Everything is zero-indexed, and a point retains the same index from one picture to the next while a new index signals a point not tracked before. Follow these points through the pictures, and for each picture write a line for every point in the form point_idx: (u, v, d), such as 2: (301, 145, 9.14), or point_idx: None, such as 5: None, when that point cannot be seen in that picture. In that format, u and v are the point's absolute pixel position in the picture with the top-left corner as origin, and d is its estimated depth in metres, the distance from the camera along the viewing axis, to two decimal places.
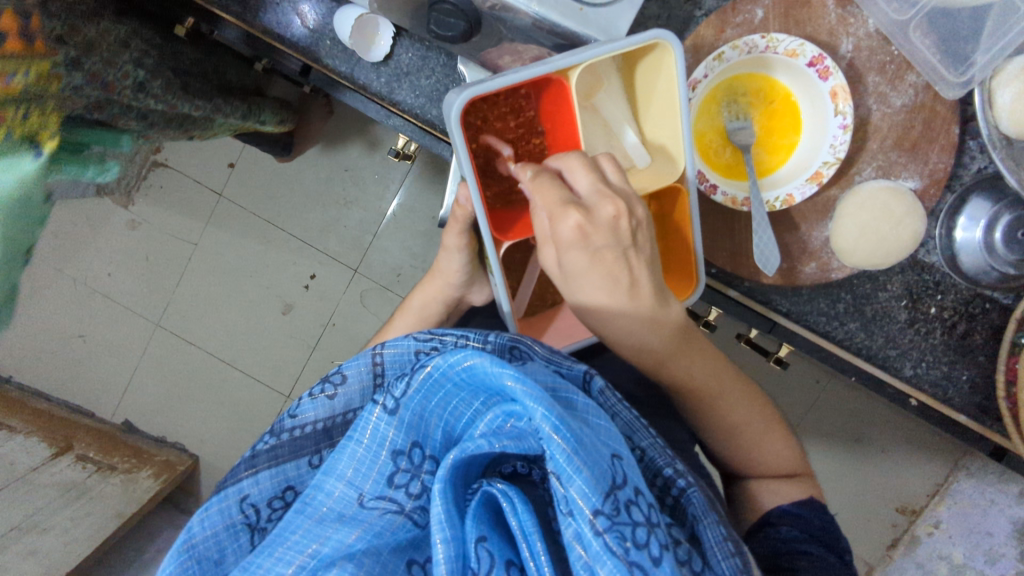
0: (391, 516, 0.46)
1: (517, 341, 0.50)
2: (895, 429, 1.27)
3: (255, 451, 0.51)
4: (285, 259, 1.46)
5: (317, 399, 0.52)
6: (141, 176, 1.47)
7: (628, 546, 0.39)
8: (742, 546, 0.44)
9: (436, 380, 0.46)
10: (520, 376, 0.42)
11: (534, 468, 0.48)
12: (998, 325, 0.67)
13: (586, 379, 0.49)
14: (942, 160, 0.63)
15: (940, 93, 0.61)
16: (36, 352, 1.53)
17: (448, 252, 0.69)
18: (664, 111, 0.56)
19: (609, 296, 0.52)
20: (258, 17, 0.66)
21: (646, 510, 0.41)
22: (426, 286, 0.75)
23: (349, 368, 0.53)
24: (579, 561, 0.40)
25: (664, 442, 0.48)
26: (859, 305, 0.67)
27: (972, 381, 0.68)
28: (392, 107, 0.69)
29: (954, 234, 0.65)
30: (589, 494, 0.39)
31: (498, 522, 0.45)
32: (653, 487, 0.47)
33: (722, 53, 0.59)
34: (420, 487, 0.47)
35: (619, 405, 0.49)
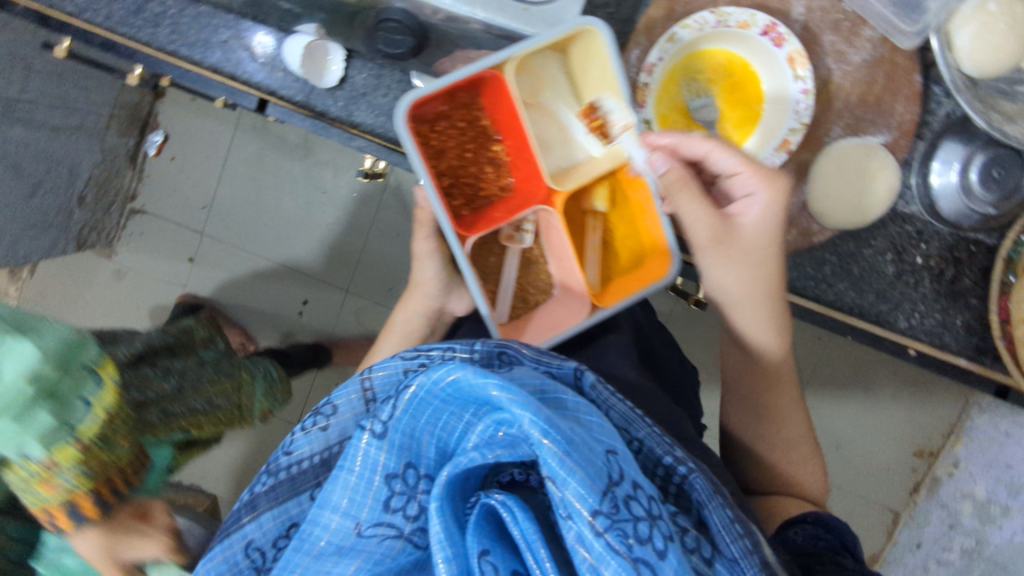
0: (391, 542, 0.46)
1: (504, 346, 0.50)
2: (903, 376, 1.27)
3: (254, 493, 0.51)
4: (276, 289, 1.46)
5: (310, 433, 0.52)
6: (121, 226, 1.47)
7: (631, 543, 0.39)
8: (752, 527, 0.43)
9: (423, 399, 0.45)
10: (504, 384, 0.42)
11: (532, 474, 0.48)
12: (985, 266, 0.67)
13: (577, 374, 0.49)
14: (908, 111, 0.62)
15: (897, 45, 0.61)
16: None
17: (422, 260, 0.69)
18: (607, 96, 0.58)
19: (749, 261, 0.59)
20: (207, 58, 0.65)
21: (646, 502, 0.40)
22: (407, 301, 0.74)
23: (339, 398, 0.52)
24: (584, 563, 0.40)
25: (662, 430, 0.47)
26: (846, 264, 0.67)
27: (967, 325, 0.68)
28: (354, 130, 0.68)
29: (930, 181, 0.64)
30: (586, 495, 0.39)
31: (501, 532, 0.45)
32: (656, 476, 0.47)
33: (674, 33, 0.58)
34: (417, 508, 0.46)
35: (613, 398, 0.48)
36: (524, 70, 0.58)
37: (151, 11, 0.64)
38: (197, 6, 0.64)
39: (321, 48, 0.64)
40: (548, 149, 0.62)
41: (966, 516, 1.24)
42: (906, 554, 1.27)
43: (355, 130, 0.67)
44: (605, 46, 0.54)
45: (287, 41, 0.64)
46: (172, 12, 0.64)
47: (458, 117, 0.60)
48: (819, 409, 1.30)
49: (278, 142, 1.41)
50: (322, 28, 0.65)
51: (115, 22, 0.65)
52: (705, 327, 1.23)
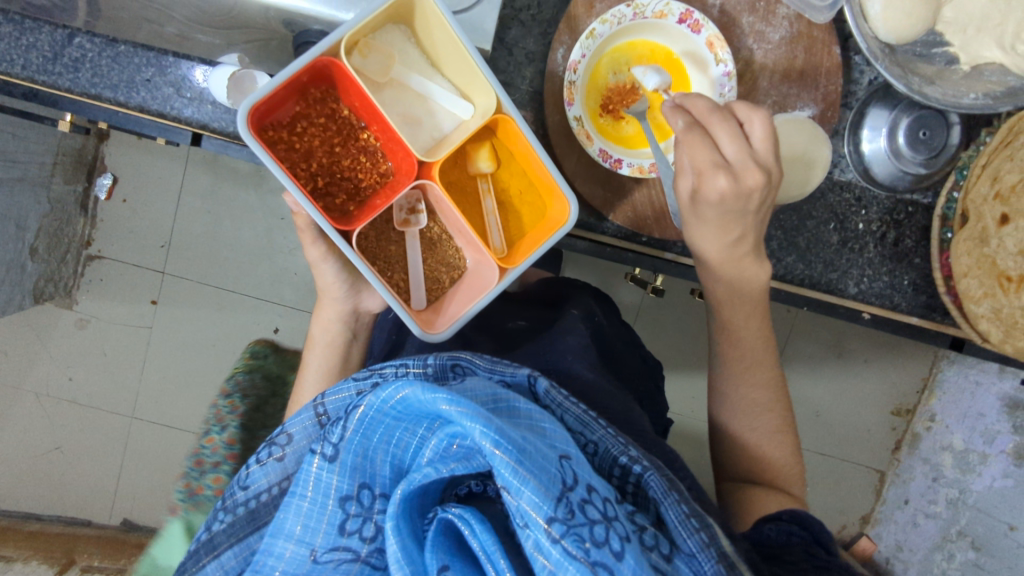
0: (348, 566, 0.45)
1: (457, 358, 0.50)
2: (872, 338, 1.29)
3: (212, 532, 0.50)
4: (243, 321, 1.44)
5: (266, 464, 0.51)
6: (78, 274, 1.43)
7: (588, 547, 0.39)
8: (709, 520, 0.43)
9: (374, 418, 0.45)
10: (454, 398, 0.41)
11: (490, 484, 0.48)
12: (925, 224, 0.69)
13: (531, 382, 0.50)
14: (832, 82, 0.64)
15: (812, 20, 0.62)
16: (16, 475, 1.48)
17: (319, 266, 0.68)
18: (455, 59, 0.56)
19: (711, 240, 0.59)
20: (132, 98, 0.64)
21: (601, 505, 0.41)
22: (319, 311, 0.73)
23: (293, 426, 0.51)
24: (543, 571, 0.40)
25: (616, 431, 0.48)
26: (791, 238, 0.69)
27: (915, 284, 0.70)
28: None
29: (861, 148, 0.66)
30: (540, 502, 0.39)
31: (461, 545, 0.44)
32: (614, 477, 0.47)
33: (594, 30, 0.59)
34: (373, 529, 0.46)
35: (567, 401, 0.49)
36: (364, 48, 0.55)
37: (69, 56, 0.63)
38: (117, 47, 0.63)
39: (247, 77, 0.63)
40: (417, 124, 0.59)
41: (948, 469, 1.21)
42: (895, 512, 1.29)
43: None
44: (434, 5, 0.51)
45: (213, 70, 0.63)
46: (92, 56, 0.63)
47: (316, 114, 0.60)
48: (796, 380, 1.32)
49: (231, 173, 1.40)
50: (247, 57, 0.65)
51: (33, 71, 0.63)
52: (675, 313, 1.24)
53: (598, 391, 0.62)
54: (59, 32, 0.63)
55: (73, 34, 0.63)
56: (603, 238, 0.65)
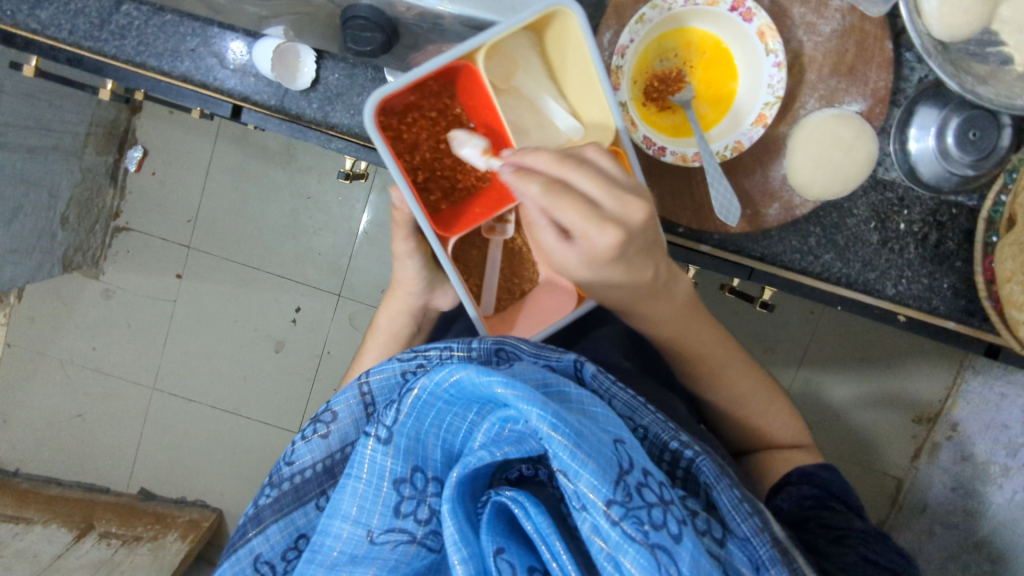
0: (404, 547, 0.46)
1: (503, 342, 0.49)
2: (897, 343, 1.28)
3: (258, 507, 0.50)
4: (266, 298, 1.45)
5: (311, 441, 0.52)
6: (106, 245, 1.45)
7: (647, 530, 0.39)
8: (762, 505, 0.44)
9: (427, 401, 0.45)
10: (509, 381, 0.41)
11: (540, 468, 0.48)
12: (968, 227, 0.67)
13: (577, 366, 0.49)
14: (882, 78, 0.62)
15: (866, 13, 0.61)
16: (39, 439, 1.51)
17: (400, 260, 0.68)
18: (584, 77, 0.56)
19: (603, 284, 0.52)
20: (176, 68, 0.65)
21: (658, 489, 0.41)
22: (389, 303, 0.74)
23: (338, 404, 0.52)
24: (601, 554, 0.40)
25: (666, 416, 0.47)
26: (830, 235, 0.67)
27: (954, 288, 0.68)
28: (331, 131, 0.68)
29: (908, 147, 0.65)
30: (599, 484, 0.40)
31: (515, 528, 0.45)
32: (663, 462, 0.48)
33: (643, 15, 0.58)
34: (428, 511, 0.47)
35: (615, 387, 0.48)
36: (496, 54, 0.55)
37: (116, 23, 0.64)
38: (163, 16, 0.64)
39: (291, 51, 0.63)
40: (525, 134, 0.59)
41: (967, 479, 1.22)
42: (911, 520, 1.27)
43: (332, 131, 0.67)
44: (581, 29, 0.52)
45: (258, 44, 0.64)
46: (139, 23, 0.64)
47: (429, 106, 0.58)
48: (817, 382, 1.30)
49: (259, 151, 1.40)
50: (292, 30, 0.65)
51: (80, 37, 0.64)
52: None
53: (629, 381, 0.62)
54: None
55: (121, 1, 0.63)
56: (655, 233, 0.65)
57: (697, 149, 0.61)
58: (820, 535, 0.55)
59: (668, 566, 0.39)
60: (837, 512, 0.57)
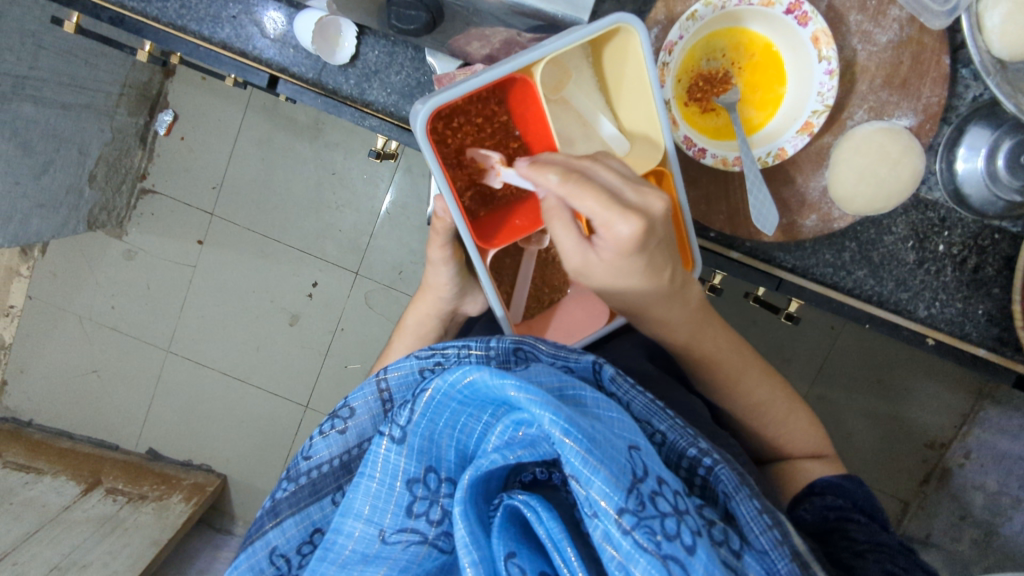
0: (416, 548, 0.46)
1: (521, 341, 0.49)
2: (916, 365, 1.25)
3: (275, 500, 0.50)
4: (284, 271, 1.46)
5: (329, 436, 0.51)
6: (131, 207, 1.46)
7: (659, 540, 0.38)
8: (780, 516, 0.43)
9: (441, 402, 0.44)
10: (522, 384, 0.41)
11: (554, 472, 0.48)
12: (1009, 253, 0.65)
13: (596, 368, 0.49)
14: (935, 94, 0.61)
15: (925, 25, 0.59)
16: (53, 392, 1.54)
17: (434, 266, 0.67)
18: (638, 95, 0.56)
19: (628, 281, 0.52)
20: (216, 34, 0.64)
21: (672, 498, 0.40)
22: (418, 304, 0.74)
23: (356, 400, 0.51)
24: (612, 563, 0.39)
25: (684, 421, 0.47)
26: (865, 251, 0.66)
27: (989, 315, 0.67)
28: (366, 109, 0.67)
29: (955, 166, 0.63)
30: (610, 493, 0.39)
31: (527, 533, 0.44)
32: (681, 468, 0.47)
33: (695, 11, 0.56)
34: (440, 512, 0.46)
35: (634, 390, 0.48)
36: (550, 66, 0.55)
37: None
38: None
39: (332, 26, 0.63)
40: (571, 147, 0.58)
41: (977, 507, 1.21)
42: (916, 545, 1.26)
43: (367, 109, 0.67)
44: (641, 48, 0.51)
45: (299, 16, 0.63)
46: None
47: (476, 112, 0.58)
48: (832, 399, 1.28)
49: (288, 123, 1.40)
50: None
51: None
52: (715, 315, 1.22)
53: None
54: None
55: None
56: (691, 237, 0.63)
57: (737, 154, 0.60)
58: (843, 547, 0.54)
59: None
60: (862, 525, 0.55)
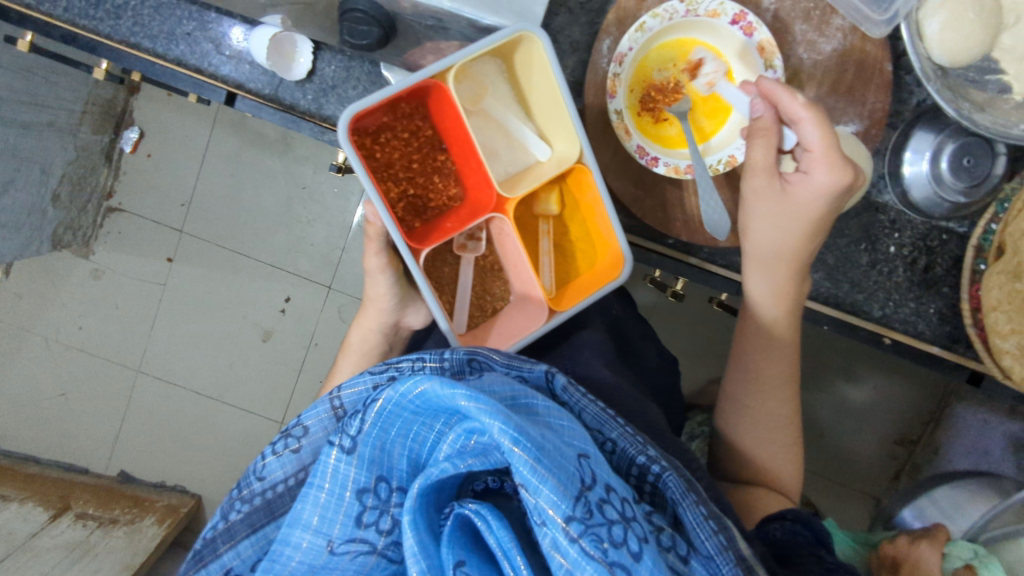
0: (363, 558, 0.45)
1: (474, 353, 0.50)
2: (883, 364, 1.28)
3: (229, 522, 0.50)
4: (256, 287, 1.44)
5: (282, 456, 0.51)
6: (97, 225, 1.44)
7: (606, 547, 0.39)
8: (727, 521, 0.44)
9: (392, 412, 0.44)
10: (472, 393, 0.41)
11: (506, 480, 0.48)
12: (957, 253, 0.67)
13: (548, 377, 0.49)
14: (880, 100, 0.62)
15: (867, 33, 0.60)
16: (19, 417, 1.50)
17: (373, 275, 0.69)
18: (548, 101, 0.58)
19: (797, 226, 0.59)
20: (170, 51, 0.64)
21: (619, 505, 0.41)
22: (361, 320, 0.74)
23: (309, 418, 0.51)
24: (560, 569, 0.40)
25: (634, 429, 0.47)
26: (819, 255, 0.68)
27: (940, 314, 0.68)
28: (324, 124, 0.67)
29: (902, 171, 0.64)
30: (558, 501, 0.40)
31: (477, 542, 0.44)
32: (631, 476, 0.47)
33: (644, 23, 0.58)
34: (390, 522, 0.46)
35: (585, 399, 0.48)
36: (462, 77, 0.58)
37: (112, 3, 0.63)
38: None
39: (287, 41, 0.62)
40: (495, 157, 0.62)
41: None
42: None
43: (325, 124, 0.66)
44: (545, 56, 0.54)
45: (255, 30, 0.63)
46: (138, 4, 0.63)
47: (401, 128, 0.61)
48: (803, 399, 1.30)
49: (257, 138, 1.40)
50: (290, 19, 0.64)
51: (75, 14, 0.63)
52: (687, 320, 1.24)
53: (613, 391, 0.62)
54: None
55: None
56: (653, 245, 0.65)
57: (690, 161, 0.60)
58: (812, 561, 0.53)
59: None
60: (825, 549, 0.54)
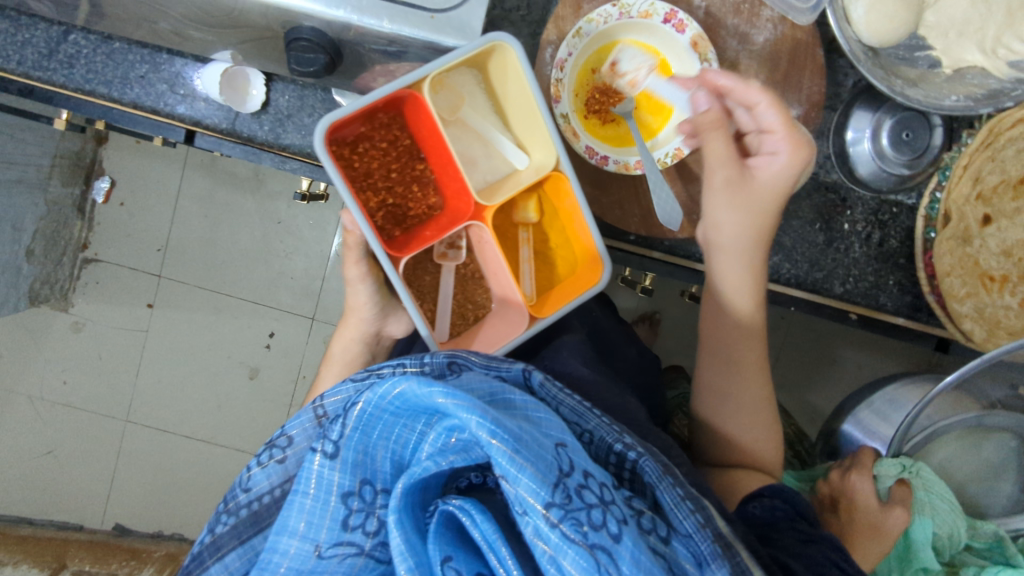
0: (352, 559, 0.46)
1: (454, 355, 0.50)
2: (864, 344, 1.30)
3: (216, 534, 0.50)
4: (238, 325, 1.44)
5: (267, 467, 0.51)
6: (74, 277, 1.44)
7: (586, 530, 0.40)
8: (704, 501, 0.45)
9: (372, 414, 0.45)
10: (450, 391, 0.42)
11: (489, 476, 0.49)
12: (909, 225, 0.70)
13: (526, 375, 0.50)
14: (815, 84, 0.65)
15: (795, 21, 0.63)
16: (8, 478, 1.48)
17: (353, 285, 0.70)
18: (523, 107, 0.61)
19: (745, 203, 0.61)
20: (126, 95, 0.65)
21: (598, 490, 0.42)
22: (342, 330, 0.74)
23: (293, 429, 0.52)
24: (543, 556, 0.41)
25: (611, 419, 0.48)
26: (777, 238, 0.69)
27: (900, 284, 0.70)
28: (283, 152, 0.68)
29: (846, 150, 0.67)
30: (537, 490, 0.40)
31: (463, 537, 0.45)
32: (610, 464, 0.49)
33: (580, 29, 0.60)
34: (376, 523, 0.47)
35: (562, 394, 0.49)
36: (441, 88, 0.60)
37: (64, 53, 0.64)
38: (113, 43, 0.64)
39: (239, 74, 0.64)
40: (474, 165, 0.64)
41: None
42: None
43: (285, 152, 0.68)
44: (518, 61, 0.57)
45: (207, 66, 0.64)
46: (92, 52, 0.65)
47: (379, 138, 0.63)
48: (790, 388, 1.31)
49: (228, 177, 1.41)
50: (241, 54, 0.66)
51: (28, 67, 0.64)
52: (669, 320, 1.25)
53: (589, 389, 0.63)
54: (56, 27, 0.64)
55: (69, 28, 0.64)
56: (616, 243, 0.67)
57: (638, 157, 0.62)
58: (790, 535, 0.55)
59: (606, 564, 0.40)
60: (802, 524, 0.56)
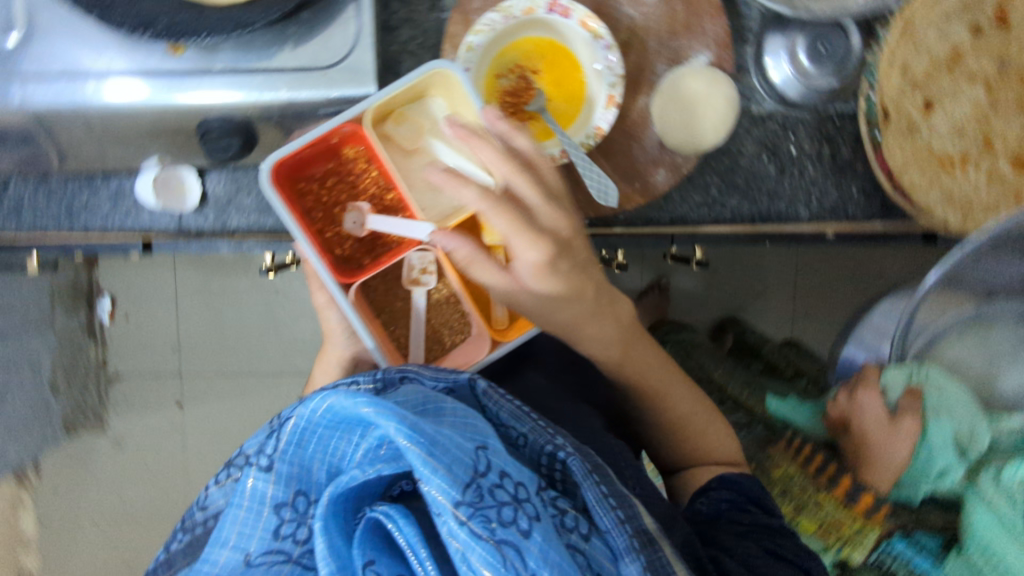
0: (279, 567, 0.48)
1: (404, 371, 0.53)
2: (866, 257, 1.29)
3: (169, 552, 0.53)
4: (264, 403, 1.48)
5: (224, 485, 0.52)
6: (103, 398, 1.48)
7: (494, 526, 0.45)
8: (627, 499, 0.50)
9: (306, 428, 0.48)
10: (372, 399, 0.46)
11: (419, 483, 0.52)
12: (856, 133, 0.69)
13: (471, 384, 0.55)
14: (719, 24, 0.65)
15: None
16: None
17: (325, 310, 0.73)
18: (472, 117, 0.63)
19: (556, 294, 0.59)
20: (72, 226, 0.67)
21: (512, 489, 0.47)
22: (322, 357, 0.78)
23: (250, 446, 0.52)
24: (456, 555, 0.44)
25: (546, 421, 0.53)
26: (730, 179, 0.68)
27: (864, 191, 0.69)
28: (234, 235, 0.70)
29: (770, 77, 0.66)
30: (448, 488, 0.44)
31: (389, 542, 0.49)
32: (543, 466, 0.53)
33: (470, 44, 0.61)
34: (307, 532, 0.49)
35: (503, 399, 0.54)
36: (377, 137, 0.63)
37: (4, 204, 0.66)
38: (48, 180, 0.66)
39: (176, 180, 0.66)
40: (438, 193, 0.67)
41: None
42: None
43: (235, 235, 0.69)
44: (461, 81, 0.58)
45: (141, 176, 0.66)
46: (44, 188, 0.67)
47: (347, 170, 0.67)
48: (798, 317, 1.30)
49: (217, 265, 1.44)
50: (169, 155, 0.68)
51: None
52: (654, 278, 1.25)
53: None
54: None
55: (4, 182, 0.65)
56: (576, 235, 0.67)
57: (560, 148, 0.63)
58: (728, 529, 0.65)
59: (513, 559, 0.44)
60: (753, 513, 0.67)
